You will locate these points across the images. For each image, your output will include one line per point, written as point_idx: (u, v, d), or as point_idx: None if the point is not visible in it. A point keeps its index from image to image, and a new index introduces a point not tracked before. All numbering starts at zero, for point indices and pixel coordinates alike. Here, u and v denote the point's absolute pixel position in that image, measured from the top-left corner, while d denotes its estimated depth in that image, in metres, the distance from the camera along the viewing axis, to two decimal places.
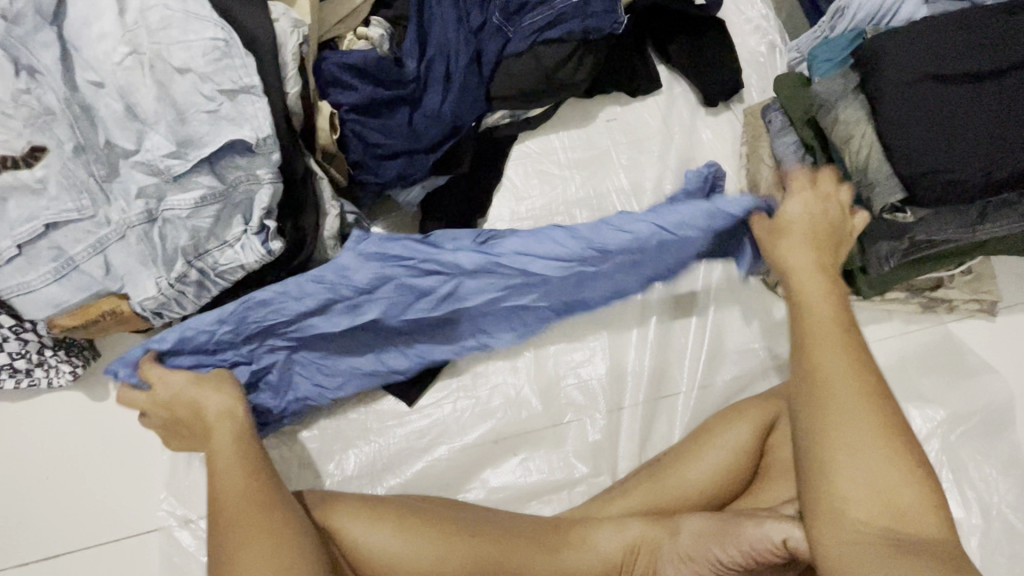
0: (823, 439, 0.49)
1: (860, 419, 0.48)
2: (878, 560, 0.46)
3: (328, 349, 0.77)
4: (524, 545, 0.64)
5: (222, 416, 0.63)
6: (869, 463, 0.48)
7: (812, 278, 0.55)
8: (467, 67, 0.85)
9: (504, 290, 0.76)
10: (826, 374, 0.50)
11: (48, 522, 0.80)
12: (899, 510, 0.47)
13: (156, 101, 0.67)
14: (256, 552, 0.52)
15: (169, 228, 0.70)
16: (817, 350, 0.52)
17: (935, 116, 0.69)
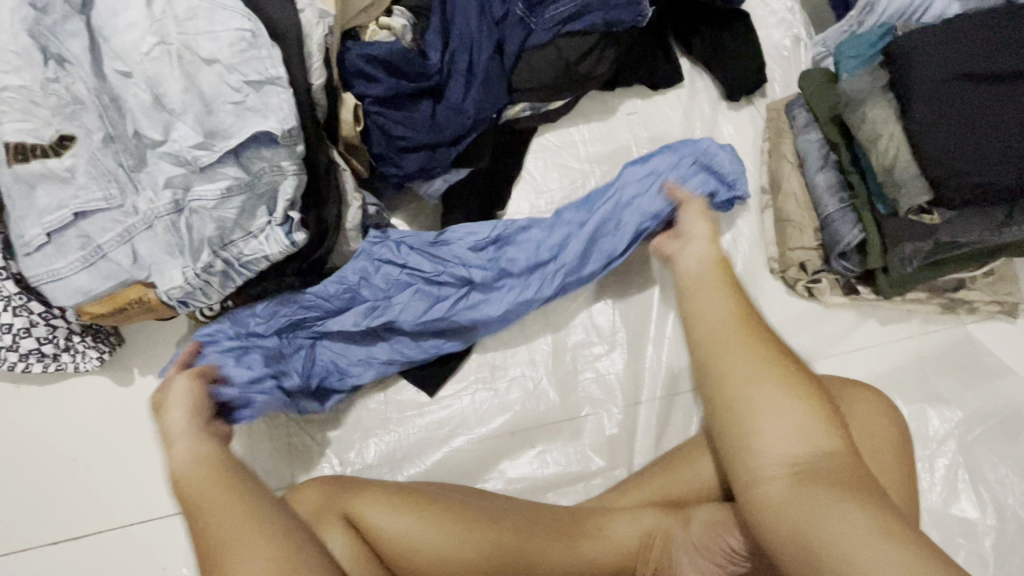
0: (722, 404, 0.47)
1: (746, 356, 0.48)
2: (803, 500, 0.42)
3: (349, 341, 0.82)
4: (542, 533, 0.65)
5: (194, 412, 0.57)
6: (764, 399, 0.46)
7: (712, 273, 0.54)
8: (490, 60, 0.84)
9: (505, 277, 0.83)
10: (712, 327, 0.50)
11: (78, 502, 0.82)
12: (804, 428, 0.45)
13: (183, 92, 0.67)
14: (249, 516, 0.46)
15: (196, 218, 0.71)
16: (719, 338, 0.49)
17: (968, 119, 0.68)
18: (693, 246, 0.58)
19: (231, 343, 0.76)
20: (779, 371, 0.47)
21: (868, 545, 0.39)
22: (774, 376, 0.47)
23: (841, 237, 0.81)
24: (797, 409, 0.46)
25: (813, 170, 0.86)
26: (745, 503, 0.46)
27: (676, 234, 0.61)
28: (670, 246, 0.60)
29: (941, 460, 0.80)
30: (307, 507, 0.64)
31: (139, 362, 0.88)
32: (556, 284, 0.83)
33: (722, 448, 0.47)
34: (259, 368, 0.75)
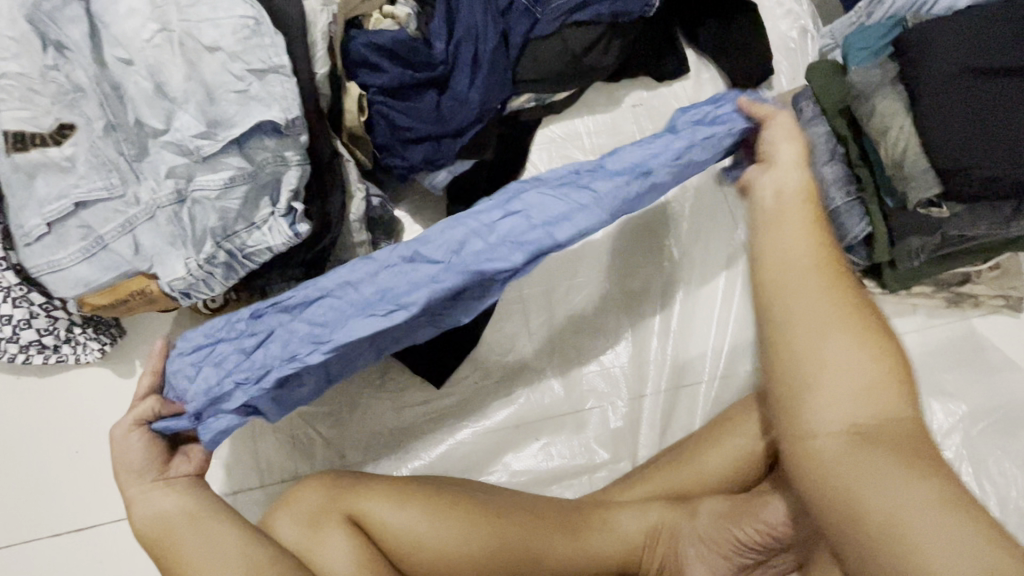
0: (782, 352, 0.48)
1: (824, 304, 0.48)
2: (864, 458, 0.43)
3: (333, 304, 0.58)
4: (549, 530, 0.65)
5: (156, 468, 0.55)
6: (829, 353, 0.46)
7: (797, 205, 0.52)
8: (496, 50, 0.83)
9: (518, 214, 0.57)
10: (780, 267, 0.50)
11: (80, 494, 0.82)
12: (871, 389, 0.45)
13: (185, 80, 0.66)
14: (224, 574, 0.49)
15: (198, 209, 0.70)
16: (786, 280, 0.49)
17: (977, 112, 0.68)
18: (782, 172, 0.54)
19: (198, 339, 0.60)
20: (851, 327, 0.46)
21: (917, 511, 0.40)
22: (847, 331, 0.46)
23: (848, 231, 0.81)
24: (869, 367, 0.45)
25: (821, 163, 0.84)
26: (791, 455, 0.47)
27: (763, 163, 0.56)
28: (750, 173, 0.56)
29: (945, 454, 0.80)
30: (308, 507, 0.63)
31: (141, 353, 0.87)
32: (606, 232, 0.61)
33: (775, 398, 0.48)
34: (217, 382, 0.58)
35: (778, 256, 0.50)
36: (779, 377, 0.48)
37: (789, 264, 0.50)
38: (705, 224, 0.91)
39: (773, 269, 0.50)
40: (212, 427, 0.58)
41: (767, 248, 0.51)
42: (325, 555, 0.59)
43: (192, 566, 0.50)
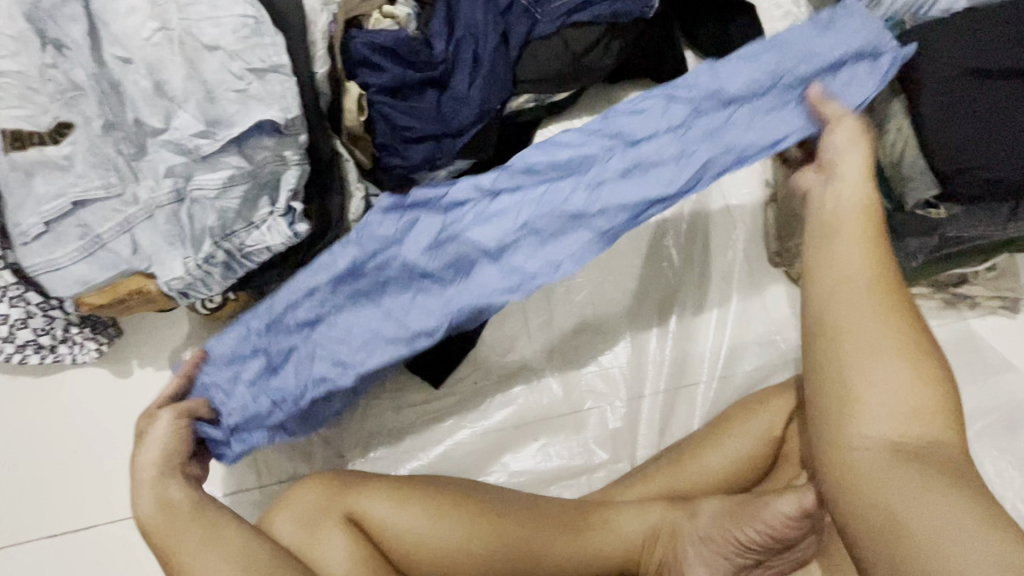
0: (835, 365, 0.49)
1: (877, 321, 0.48)
2: (908, 481, 0.44)
3: (354, 329, 0.61)
4: (549, 530, 0.65)
5: (154, 463, 0.55)
6: (879, 369, 0.47)
7: (857, 218, 0.51)
8: (496, 50, 0.83)
9: (531, 236, 0.58)
10: (836, 279, 0.50)
11: (77, 494, 0.81)
12: (919, 410, 0.46)
13: (185, 79, 0.66)
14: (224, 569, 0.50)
15: (197, 208, 0.70)
16: (842, 293, 0.50)
17: (978, 113, 0.68)
18: (845, 186, 0.52)
19: (227, 351, 0.63)
20: (901, 346, 0.47)
21: (956, 534, 0.41)
22: (902, 353, 0.47)
23: None
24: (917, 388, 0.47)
25: None
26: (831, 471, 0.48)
27: (823, 169, 0.55)
28: (811, 180, 0.55)
29: None
30: (307, 507, 0.63)
31: (139, 353, 0.87)
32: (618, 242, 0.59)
33: (820, 412, 0.49)
34: (252, 401, 0.63)
35: (837, 266, 0.51)
36: (827, 391, 0.49)
37: (843, 276, 0.50)
38: (705, 225, 0.91)
39: (831, 280, 0.50)
40: (243, 440, 0.64)
41: (823, 260, 0.51)
42: (325, 554, 0.60)
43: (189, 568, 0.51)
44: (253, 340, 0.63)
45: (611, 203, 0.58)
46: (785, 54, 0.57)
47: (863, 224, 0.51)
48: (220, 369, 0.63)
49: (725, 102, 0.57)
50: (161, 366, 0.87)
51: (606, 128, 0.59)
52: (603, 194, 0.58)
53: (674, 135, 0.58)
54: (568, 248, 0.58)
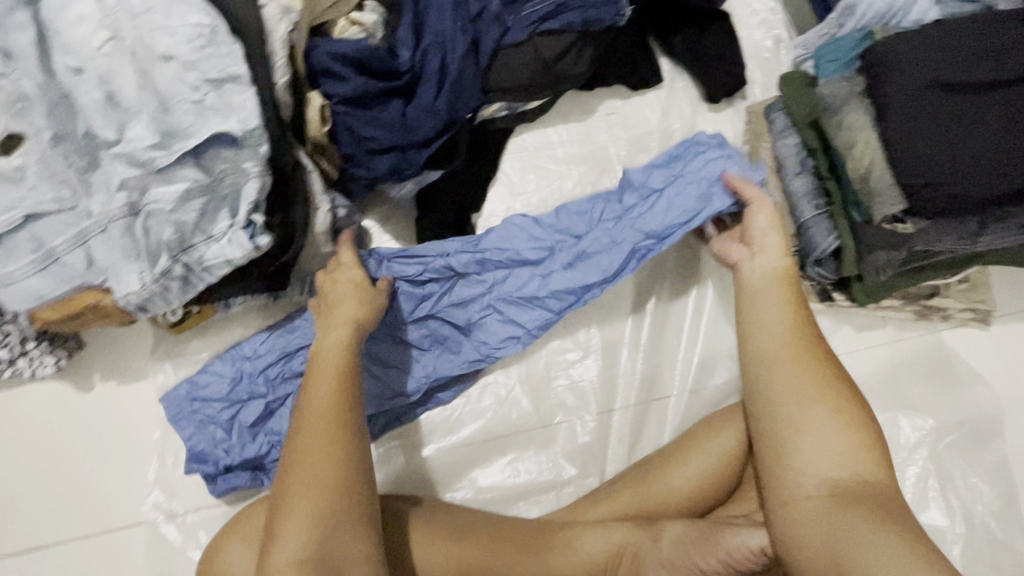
0: (776, 419, 0.59)
1: (807, 377, 0.59)
2: (842, 513, 0.52)
3: None
4: (509, 551, 0.66)
5: (347, 325, 0.67)
6: (814, 426, 0.57)
7: (778, 285, 0.66)
8: (464, 59, 0.82)
9: (494, 315, 0.81)
10: (773, 341, 0.62)
11: (32, 513, 0.79)
12: (847, 457, 0.56)
13: (138, 90, 0.65)
14: (316, 457, 0.54)
15: (153, 221, 0.68)
16: (776, 354, 0.62)
17: (944, 129, 0.67)
18: (769, 255, 0.68)
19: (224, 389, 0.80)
20: (831, 408, 0.57)
21: (896, 559, 0.48)
22: (831, 405, 0.58)
23: (817, 244, 0.80)
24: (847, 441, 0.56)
25: (791, 175, 0.85)
26: (779, 513, 0.56)
27: (746, 239, 0.71)
28: (738, 255, 0.71)
29: (911, 469, 0.80)
30: None
31: (101, 367, 0.85)
32: (562, 302, 0.80)
33: (768, 460, 0.59)
34: (249, 439, 0.79)
35: (773, 330, 0.63)
36: (770, 440, 0.59)
37: (779, 339, 0.62)
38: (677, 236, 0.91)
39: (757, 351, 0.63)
40: (231, 479, 0.79)
41: (753, 330, 0.64)
42: None
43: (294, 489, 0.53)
44: (247, 384, 0.80)
45: (558, 287, 0.80)
46: (693, 159, 0.79)
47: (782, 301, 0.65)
48: (218, 408, 0.80)
49: (645, 199, 0.80)
50: (124, 380, 0.85)
51: (548, 235, 0.81)
52: (552, 281, 0.80)
53: (606, 227, 0.80)
54: (525, 323, 0.81)
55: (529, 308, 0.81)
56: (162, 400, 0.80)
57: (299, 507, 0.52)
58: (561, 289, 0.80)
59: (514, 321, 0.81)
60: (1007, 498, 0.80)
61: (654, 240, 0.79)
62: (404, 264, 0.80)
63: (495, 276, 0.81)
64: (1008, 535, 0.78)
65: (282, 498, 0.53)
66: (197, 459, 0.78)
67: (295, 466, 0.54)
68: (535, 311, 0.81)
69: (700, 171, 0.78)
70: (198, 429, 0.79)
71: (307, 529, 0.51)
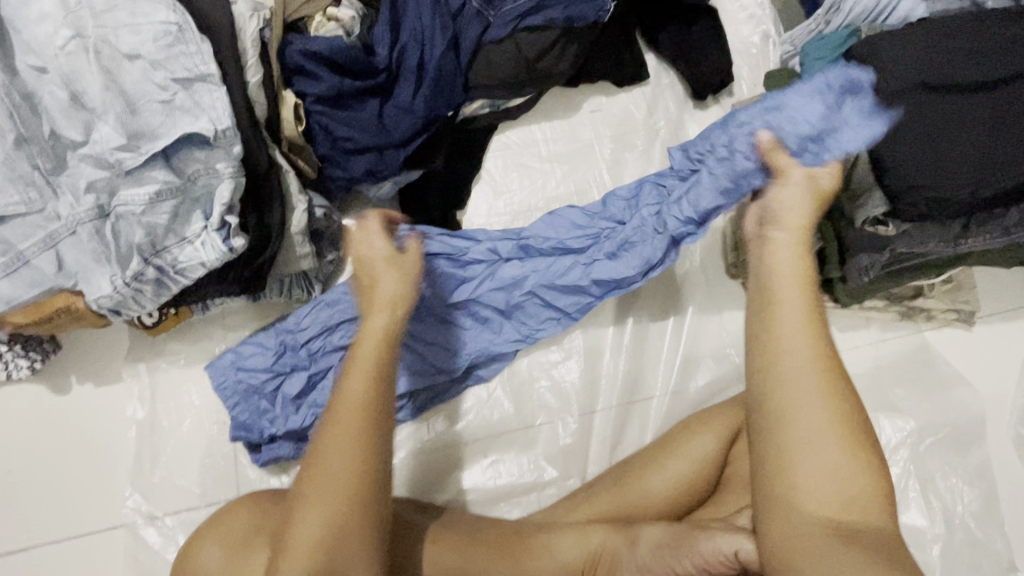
0: (772, 437, 0.45)
1: (810, 383, 0.45)
2: (845, 566, 0.42)
3: None
4: (485, 556, 0.65)
5: (388, 309, 0.54)
6: (818, 450, 0.44)
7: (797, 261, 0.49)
8: (443, 56, 0.80)
9: (535, 299, 0.82)
10: (778, 331, 0.46)
11: (8, 517, 0.78)
12: (851, 497, 0.44)
13: (103, 90, 0.63)
14: (338, 471, 0.47)
15: (123, 224, 0.66)
16: (780, 347, 0.46)
17: (927, 130, 0.66)
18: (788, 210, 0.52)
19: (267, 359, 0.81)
20: (841, 432, 0.44)
21: None
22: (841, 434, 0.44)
23: None
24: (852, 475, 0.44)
25: None
26: (769, 549, 0.45)
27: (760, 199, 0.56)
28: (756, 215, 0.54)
29: (893, 470, 0.80)
30: (238, 533, 0.66)
31: (78, 369, 0.84)
32: (603, 287, 0.81)
33: (758, 477, 0.46)
34: (290, 411, 0.80)
35: (784, 318, 0.46)
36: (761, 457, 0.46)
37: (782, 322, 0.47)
38: None
39: (767, 338, 0.47)
40: (273, 449, 0.80)
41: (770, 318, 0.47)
42: None
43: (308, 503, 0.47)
44: (288, 356, 0.81)
45: (601, 275, 0.80)
46: (737, 124, 0.75)
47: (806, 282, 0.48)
48: (263, 377, 0.80)
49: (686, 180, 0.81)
50: (100, 382, 0.84)
51: (594, 224, 0.83)
52: (593, 269, 0.81)
53: (646, 216, 0.81)
54: (565, 306, 0.82)
55: (570, 294, 0.82)
56: (209, 369, 0.81)
57: (313, 519, 0.46)
58: (603, 276, 0.80)
59: (554, 305, 0.82)
60: (987, 498, 0.80)
61: (690, 224, 0.79)
62: (451, 243, 0.82)
63: (537, 263, 0.82)
64: (988, 535, 0.79)
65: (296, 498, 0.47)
66: (242, 428, 0.79)
67: (313, 474, 0.47)
68: (574, 296, 0.82)
69: (734, 146, 0.75)
70: (244, 399, 0.80)
71: (319, 546, 0.46)
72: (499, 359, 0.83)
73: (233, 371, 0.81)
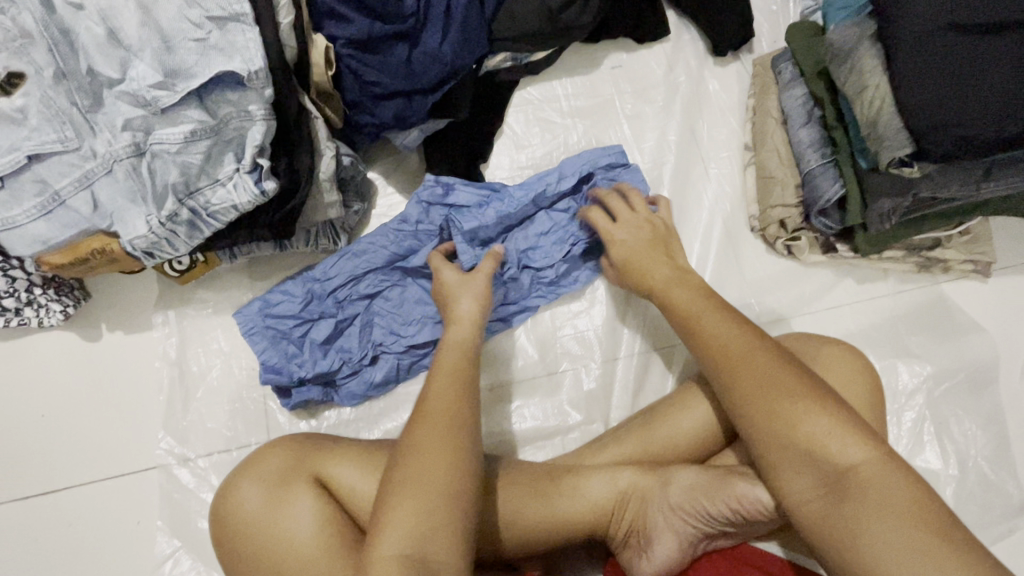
0: (765, 413, 0.55)
1: (765, 368, 0.57)
2: (856, 514, 0.48)
3: (407, 298, 0.84)
4: (524, 493, 0.66)
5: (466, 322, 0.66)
6: (805, 411, 0.53)
7: (713, 299, 0.66)
8: (468, 5, 0.81)
9: (558, 249, 0.85)
10: (723, 349, 0.60)
11: (44, 458, 0.79)
12: (842, 443, 0.51)
13: (139, 27, 0.64)
14: (428, 462, 0.51)
15: (158, 163, 0.67)
16: (729, 352, 0.59)
17: (951, 72, 0.67)
18: (632, 233, 0.77)
19: (294, 308, 0.82)
20: (809, 395, 0.54)
21: (910, 554, 0.45)
22: (809, 400, 0.54)
23: (822, 193, 0.81)
24: (837, 431, 0.52)
25: (797, 126, 0.87)
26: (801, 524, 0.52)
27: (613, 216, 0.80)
28: (604, 224, 0.79)
29: (908, 414, 0.82)
30: (272, 470, 0.62)
31: (108, 317, 0.85)
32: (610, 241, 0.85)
33: (760, 460, 0.55)
34: (318, 357, 0.81)
35: (721, 338, 0.61)
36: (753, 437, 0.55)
37: (721, 333, 0.61)
38: (682, 188, 0.91)
39: (710, 349, 0.61)
40: (302, 393, 0.80)
41: (703, 339, 0.62)
42: (290, 518, 0.59)
43: (400, 477, 0.50)
44: (316, 303, 0.82)
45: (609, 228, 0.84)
46: (566, 172, 0.85)
47: (709, 306, 0.65)
48: (291, 323, 0.81)
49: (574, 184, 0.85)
50: (130, 330, 0.85)
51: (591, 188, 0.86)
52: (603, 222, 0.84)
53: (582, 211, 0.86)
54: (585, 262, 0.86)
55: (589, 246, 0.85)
56: (237, 316, 0.81)
57: (397, 507, 0.49)
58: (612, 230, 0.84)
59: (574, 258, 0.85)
60: (1001, 442, 0.82)
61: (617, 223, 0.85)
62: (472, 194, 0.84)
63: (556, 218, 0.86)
64: (1001, 476, 0.80)
65: (382, 500, 0.50)
66: (272, 370, 0.79)
67: (402, 474, 0.51)
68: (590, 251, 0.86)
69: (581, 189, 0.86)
70: (271, 343, 0.80)
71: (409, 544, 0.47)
72: (527, 310, 0.85)
73: (261, 318, 0.81)
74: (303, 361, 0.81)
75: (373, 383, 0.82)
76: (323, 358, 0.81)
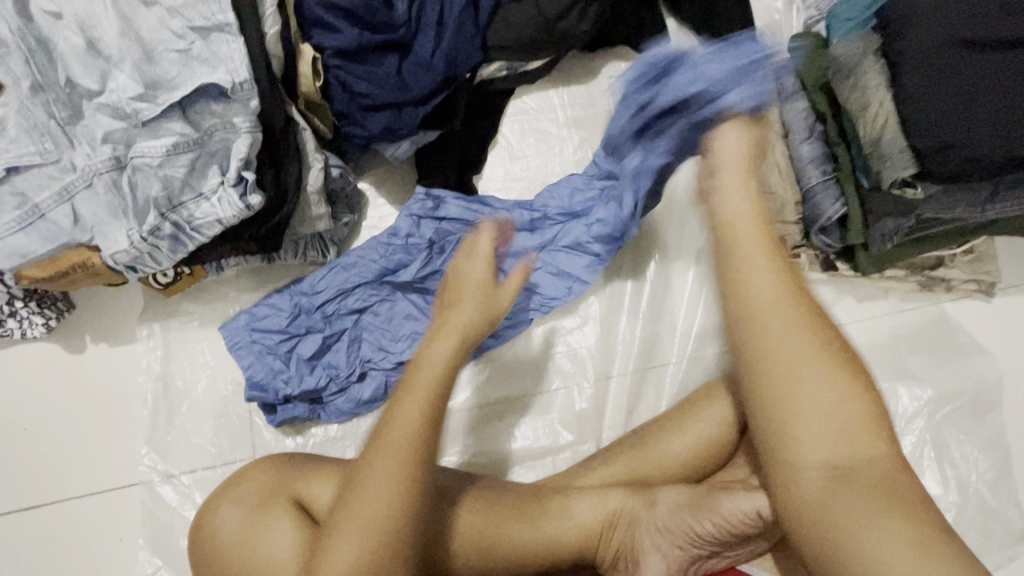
0: (777, 380, 0.46)
1: (799, 335, 0.47)
2: (858, 510, 0.40)
3: (395, 313, 0.82)
4: (509, 515, 0.64)
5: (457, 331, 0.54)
6: (826, 386, 0.45)
7: (757, 235, 0.52)
8: (462, 14, 0.79)
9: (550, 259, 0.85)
10: (759, 298, 0.48)
11: (25, 473, 0.78)
12: (856, 433, 0.44)
13: (119, 36, 0.62)
14: (382, 488, 0.45)
15: (140, 176, 0.65)
16: (759, 302, 0.48)
17: (959, 91, 0.65)
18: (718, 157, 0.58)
19: (280, 323, 0.80)
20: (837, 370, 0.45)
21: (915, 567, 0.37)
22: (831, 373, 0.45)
23: (822, 211, 0.79)
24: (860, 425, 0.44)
25: (799, 141, 0.83)
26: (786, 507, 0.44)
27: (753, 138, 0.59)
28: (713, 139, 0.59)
29: (908, 438, 0.80)
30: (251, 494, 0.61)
31: (93, 330, 0.84)
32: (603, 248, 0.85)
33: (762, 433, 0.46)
34: (304, 373, 0.79)
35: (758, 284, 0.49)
36: (758, 401, 0.46)
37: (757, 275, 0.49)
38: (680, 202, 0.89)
39: (744, 298, 0.49)
40: (289, 410, 0.80)
41: (738, 284, 0.50)
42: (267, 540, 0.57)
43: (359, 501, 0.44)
44: (303, 317, 0.81)
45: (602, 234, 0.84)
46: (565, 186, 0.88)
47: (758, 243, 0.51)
48: (278, 338, 0.80)
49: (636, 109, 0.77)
50: (116, 343, 0.84)
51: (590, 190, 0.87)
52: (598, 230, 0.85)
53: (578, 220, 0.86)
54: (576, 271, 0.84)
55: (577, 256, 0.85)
56: (222, 330, 0.80)
57: (353, 528, 0.44)
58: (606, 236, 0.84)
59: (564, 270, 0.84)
60: (1003, 467, 0.80)
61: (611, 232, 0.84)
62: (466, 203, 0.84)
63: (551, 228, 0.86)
64: (1002, 503, 0.78)
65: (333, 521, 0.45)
66: (257, 388, 0.78)
67: (355, 504, 0.45)
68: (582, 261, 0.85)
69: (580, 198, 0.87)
70: (258, 358, 0.79)
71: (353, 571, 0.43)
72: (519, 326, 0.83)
73: (248, 330, 0.80)
74: (289, 376, 0.79)
75: (360, 401, 0.80)
76: (309, 375, 0.80)
